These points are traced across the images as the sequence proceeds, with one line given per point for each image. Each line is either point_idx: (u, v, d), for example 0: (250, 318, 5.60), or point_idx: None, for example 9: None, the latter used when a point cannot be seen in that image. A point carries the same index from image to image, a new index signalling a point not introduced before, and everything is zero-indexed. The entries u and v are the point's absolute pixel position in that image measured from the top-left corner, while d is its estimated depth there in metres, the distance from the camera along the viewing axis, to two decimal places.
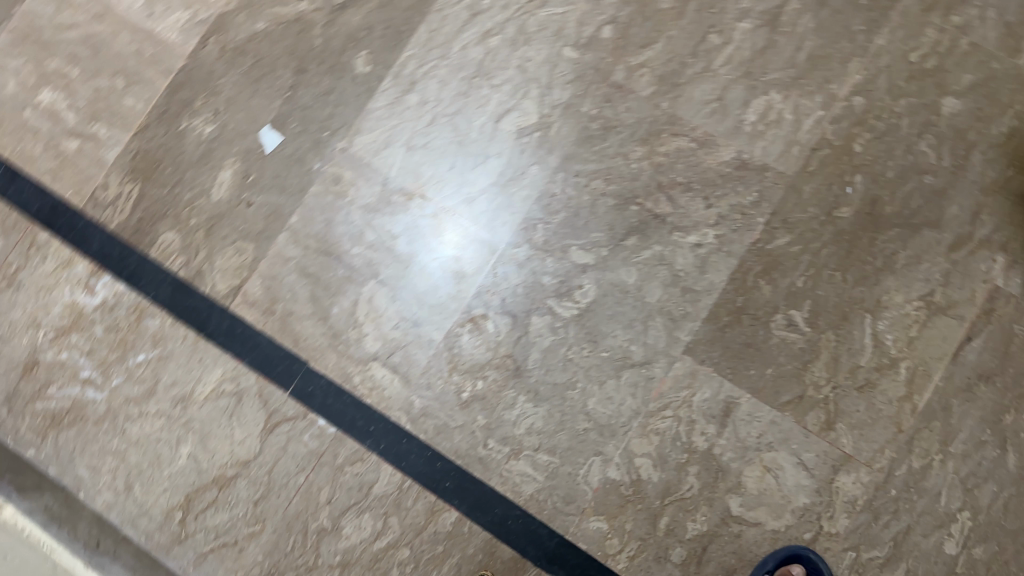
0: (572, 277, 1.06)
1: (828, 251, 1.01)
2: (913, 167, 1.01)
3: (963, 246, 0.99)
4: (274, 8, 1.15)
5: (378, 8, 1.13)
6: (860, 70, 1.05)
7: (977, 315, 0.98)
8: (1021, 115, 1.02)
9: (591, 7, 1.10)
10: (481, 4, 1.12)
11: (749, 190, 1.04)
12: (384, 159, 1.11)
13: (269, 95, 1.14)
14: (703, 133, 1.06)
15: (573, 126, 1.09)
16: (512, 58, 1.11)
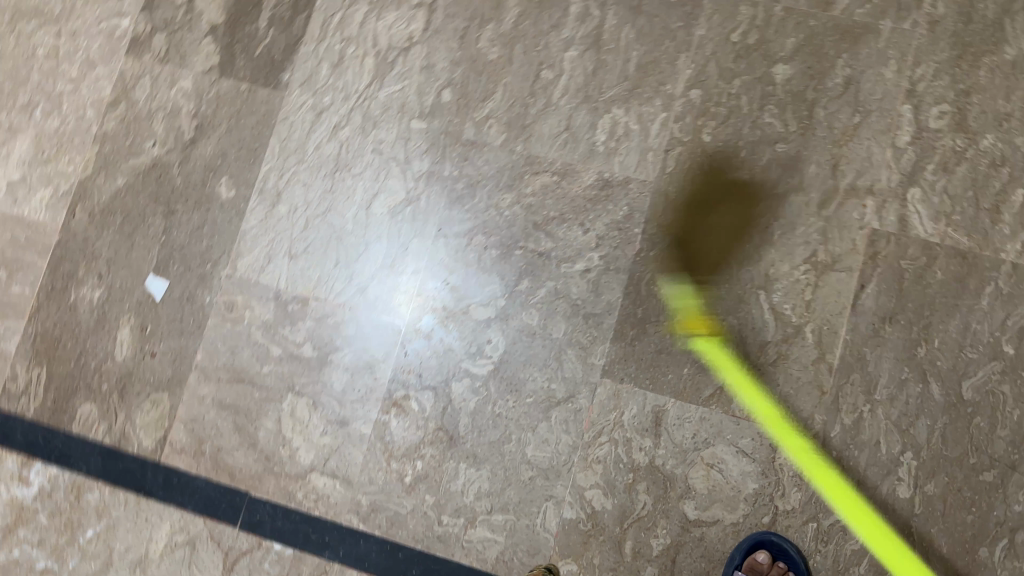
0: (479, 334, 1.07)
1: (707, 242, 1.04)
2: (763, 140, 1.05)
3: (832, 201, 1.02)
4: (130, 162, 1.18)
5: (227, 134, 1.16)
6: (689, 64, 1.08)
7: (864, 263, 1.00)
8: (851, 62, 1.04)
9: (426, 77, 1.14)
10: (324, 103, 1.15)
11: (619, 206, 1.07)
12: (271, 274, 1.12)
13: (146, 244, 1.16)
14: (561, 165, 1.10)
15: (440, 192, 1.12)
16: (366, 145, 1.14)
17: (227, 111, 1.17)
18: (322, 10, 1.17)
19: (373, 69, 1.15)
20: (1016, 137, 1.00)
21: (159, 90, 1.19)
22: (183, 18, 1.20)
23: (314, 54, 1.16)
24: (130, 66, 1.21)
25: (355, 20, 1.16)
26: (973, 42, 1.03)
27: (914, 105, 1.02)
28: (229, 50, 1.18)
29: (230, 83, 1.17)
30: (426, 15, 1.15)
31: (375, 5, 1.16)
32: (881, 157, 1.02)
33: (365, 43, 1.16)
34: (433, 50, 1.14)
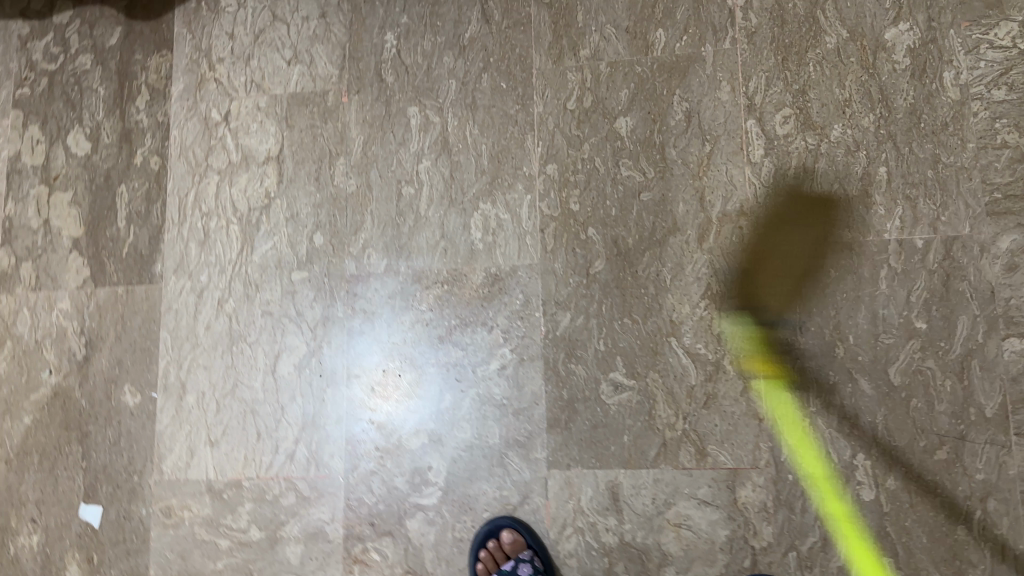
0: (418, 464, 1.05)
1: (606, 306, 1.04)
2: (628, 194, 1.06)
3: (710, 232, 1.02)
4: (30, 397, 1.15)
5: (117, 341, 1.14)
6: (537, 142, 1.10)
7: (758, 282, 1.00)
8: (686, 95, 1.06)
9: (293, 227, 1.13)
10: (201, 282, 1.14)
11: (514, 296, 1.07)
12: (198, 467, 1.09)
13: (69, 475, 1.12)
14: (448, 272, 1.09)
15: (339, 334, 1.10)
16: (254, 310, 1.12)
17: (111, 318, 1.15)
18: (174, 193, 1.17)
19: (240, 234, 1.14)
20: (862, 119, 1.01)
21: (40, 317, 1.17)
22: (43, 240, 1.19)
23: (179, 237, 1.15)
24: (6, 302, 1.19)
25: (209, 193, 1.16)
26: (793, 42, 1.04)
27: (757, 119, 1.04)
28: (96, 258, 1.17)
29: (106, 290, 1.16)
30: (275, 168, 1.15)
31: (224, 174, 1.16)
32: (741, 176, 1.03)
33: (225, 213, 1.15)
34: (292, 199, 1.14)
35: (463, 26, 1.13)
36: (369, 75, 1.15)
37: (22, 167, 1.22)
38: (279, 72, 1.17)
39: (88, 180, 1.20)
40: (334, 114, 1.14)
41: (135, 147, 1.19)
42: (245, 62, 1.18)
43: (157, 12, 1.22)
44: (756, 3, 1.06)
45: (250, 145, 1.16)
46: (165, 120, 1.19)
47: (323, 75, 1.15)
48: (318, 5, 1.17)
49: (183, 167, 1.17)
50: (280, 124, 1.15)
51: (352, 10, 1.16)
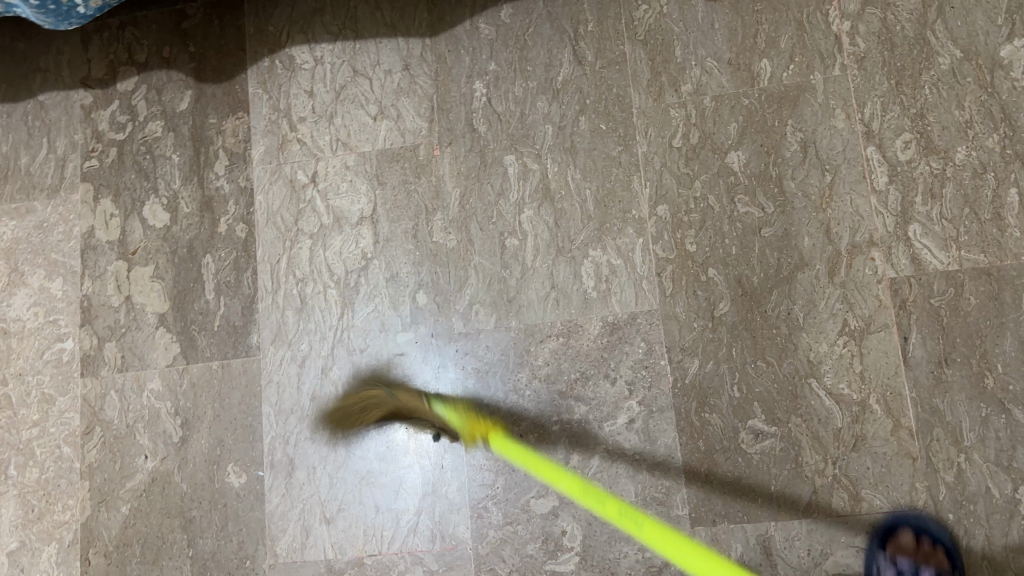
0: (549, 529, 1.00)
1: (737, 349, 1.00)
2: (747, 231, 1.02)
3: (840, 265, 0.99)
4: (126, 484, 1.10)
5: (215, 419, 1.09)
6: (644, 183, 1.06)
7: (897, 314, 0.97)
8: (799, 126, 1.03)
9: (394, 287, 1.09)
10: (302, 351, 1.09)
11: (636, 345, 1.02)
12: (314, 547, 1.04)
13: (175, 564, 1.06)
14: (563, 324, 1.04)
15: (453, 396, 1.04)
16: (361, 378, 1.07)
17: (207, 395, 1.10)
18: (265, 260, 1.12)
19: (339, 299, 1.09)
20: (986, 140, 0.98)
21: (130, 400, 1.12)
22: (126, 318, 1.14)
23: (274, 305, 1.11)
24: (91, 386, 1.13)
25: (302, 258, 1.11)
26: (905, 65, 1.02)
27: (876, 145, 1.01)
28: (186, 333, 1.12)
29: (200, 366, 1.11)
30: (371, 228, 1.11)
31: (317, 237, 1.12)
32: (867, 207, 1.00)
33: (321, 277, 1.10)
34: (391, 258, 1.10)
35: (555, 69, 1.10)
36: (461, 125, 1.12)
37: (96, 243, 1.17)
38: (366, 128, 1.14)
39: (170, 252, 1.15)
40: (427, 168, 1.11)
41: (218, 215, 1.14)
42: (328, 120, 1.15)
43: (228, 72, 1.18)
44: (862, 26, 1.03)
45: (342, 206, 1.12)
46: (247, 184, 1.15)
47: (412, 128, 1.13)
48: (400, 57, 1.14)
49: (272, 233, 1.13)
50: (371, 182, 1.12)
51: (436, 60, 1.13)
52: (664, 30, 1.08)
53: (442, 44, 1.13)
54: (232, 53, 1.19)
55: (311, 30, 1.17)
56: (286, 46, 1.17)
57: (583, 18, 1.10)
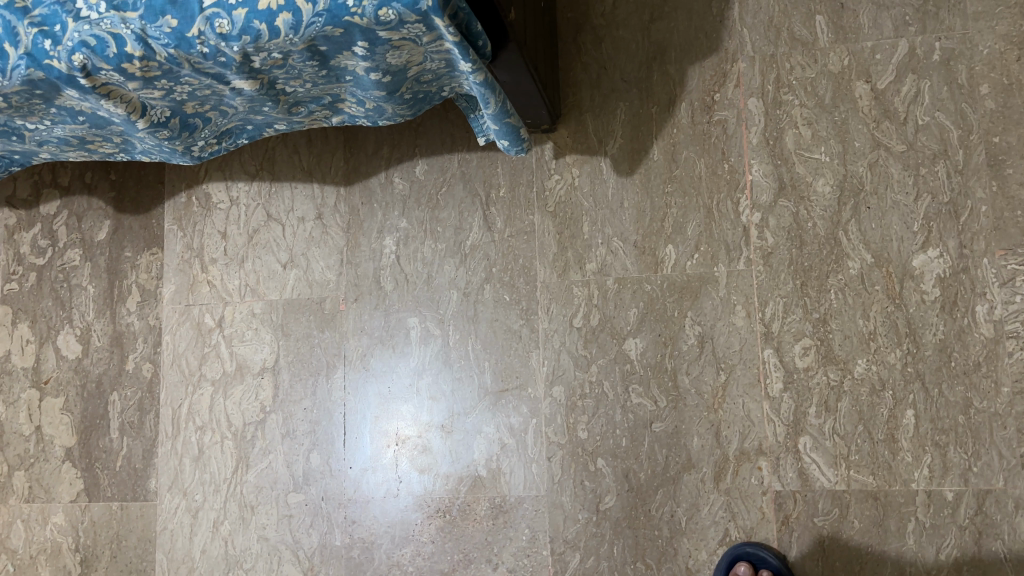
0: None
1: (618, 547, 0.99)
2: (638, 424, 1.00)
3: (726, 471, 0.97)
4: None
5: (112, 560, 1.11)
6: (543, 361, 1.03)
7: (778, 530, 0.95)
8: (698, 318, 1.00)
9: (289, 444, 1.09)
10: (196, 501, 1.10)
11: (519, 531, 1.01)
12: None
13: None
14: (449, 501, 1.04)
15: (338, 565, 1.05)
16: (251, 535, 1.08)
17: (105, 536, 1.12)
18: (168, 404, 1.13)
19: (235, 451, 1.10)
20: (888, 354, 0.95)
21: (34, 531, 1.14)
22: (35, 448, 1.16)
23: (173, 451, 1.12)
24: None
25: (203, 405, 1.12)
26: (813, 265, 0.98)
27: (775, 348, 0.98)
28: (89, 471, 1.13)
29: (100, 505, 1.12)
30: (272, 379, 1.11)
31: (218, 384, 1.12)
32: (759, 412, 0.97)
33: (220, 427, 1.11)
34: (289, 414, 1.09)
35: (465, 232, 1.08)
36: (367, 281, 1.10)
37: (11, 368, 1.18)
38: (275, 275, 1.13)
39: (79, 385, 1.16)
40: (331, 323, 1.10)
41: (127, 352, 1.15)
42: (239, 263, 1.14)
43: (146, 204, 1.17)
44: (773, 220, 1.00)
45: (246, 354, 1.12)
46: (157, 323, 1.15)
47: (320, 280, 1.11)
48: (314, 205, 1.13)
49: (176, 375, 1.13)
50: (275, 332, 1.11)
51: (349, 212, 1.11)
52: (574, 204, 1.05)
53: (356, 195, 1.11)
54: (151, 185, 1.18)
55: (230, 168, 1.16)
56: (203, 183, 1.16)
57: (496, 182, 1.07)
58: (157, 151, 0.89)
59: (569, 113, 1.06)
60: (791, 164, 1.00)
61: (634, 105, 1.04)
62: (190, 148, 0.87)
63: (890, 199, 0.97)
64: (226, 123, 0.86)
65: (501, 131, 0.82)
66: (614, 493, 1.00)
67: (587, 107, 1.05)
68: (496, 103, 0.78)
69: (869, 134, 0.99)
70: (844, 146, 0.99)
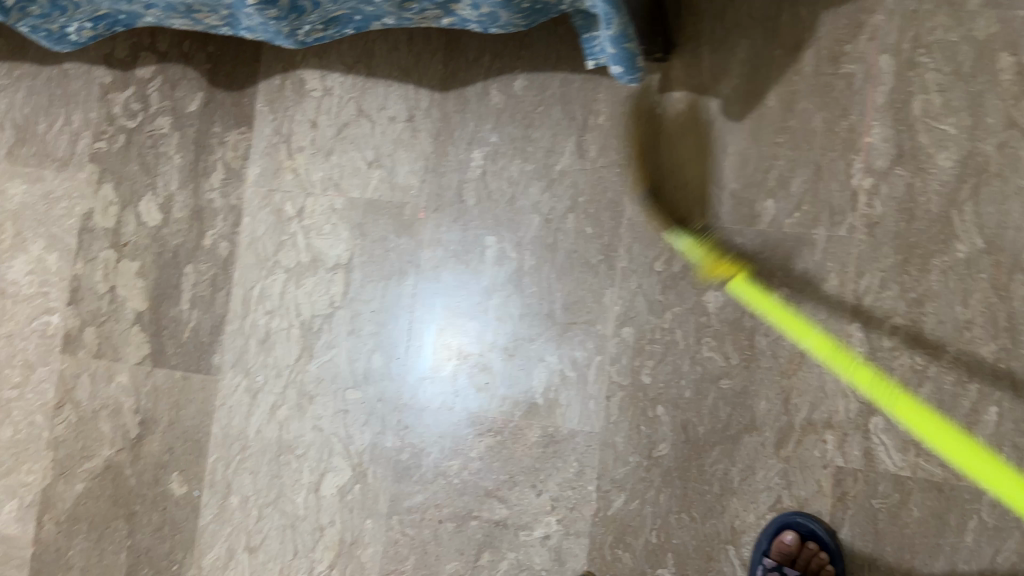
0: None
1: (665, 496, 0.98)
2: (705, 378, 0.98)
3: (789, 439, 0.95)
4: (85, 464, 1.17)
5: (171, 427, 1.14)
6: (616, 300, 1.01)
7: (833, 505, 0.93)
8: (786, 280, 0.96)
9: (354, 342, 1.10)
10: (257, 382, 1.12)
11: (568, 463, 1.01)
12: (234, 570, 1.10)
13: (114, 549, 1.15)
14: (503, 422, 1.04)
15: (385, 465, 1.07)
16: (305, 424, 1.10)
17: (166, 402, 1.15)
18: (240, 285, 1.14)
19: (300, 340, 1.12)
20: (981, 346, 0.91)
21: (99, 386, 1.17)
22: (108, 308, 1.18)
23: (240, 332, 1.14)
24: (68, 364, 1.19)
25: (274, 291, 1.13)
26: (919, 242, 0.93)
27: (862, 323, 0.94)
28: (157, 337, 1.16)
29: (164, 371, 1.15)
30: (344, 276, 1.11)
31: (292, 273, 1.13)
32: (834, 385, 0.94)
33: (289, 314, 1.12)
34: (357, 313, 1.10)
35: (555, 156, 1.04)
36: (451, 193, 1.08)
37: (93, 227, 1.20)
38: (358, 173, 1.12)
39: (156, 253, 1.17)
40: (409, 230, 1.09)
41: (206, 228, 1.16)
42: (324, 155, 1.13)
43: (240, 82, 1.16)
44: (885, 188, 0.95)
45: (322, 248, 1.12)
46: (238, 204, 1.15)
47: (403, 184, 1.10)
48: (406, 105, 1.10)
49: (251, 258, 1.14)
50: (353, 231, 1.11)
51: (441, 118, 1.09)
52: (675, 141, 1.00)
53: (450, 103, 1.09)
54: (246, 63, 1.16)
55: (327, 56, 1.13)
56: (298, 68, 1.14)
57: (597, 108, 1.03)
58: (262, 31, 0.87)
59: (685, 44, 1.00)
60: (914, 132, 0.94)
61: (757, 44, 0.99)
62: (295, 32, 0.85)
63: (1014, 185, 0.92)
64: (335, 10, 0.83)
65: (617, 56, 0.78)
66: (670, 443, 0.98)
67: (706, 39, 1.00)
68: (618, 26, 0.73)
69: (1004, 112, 0.93)
70: (975, 121, 0.93)
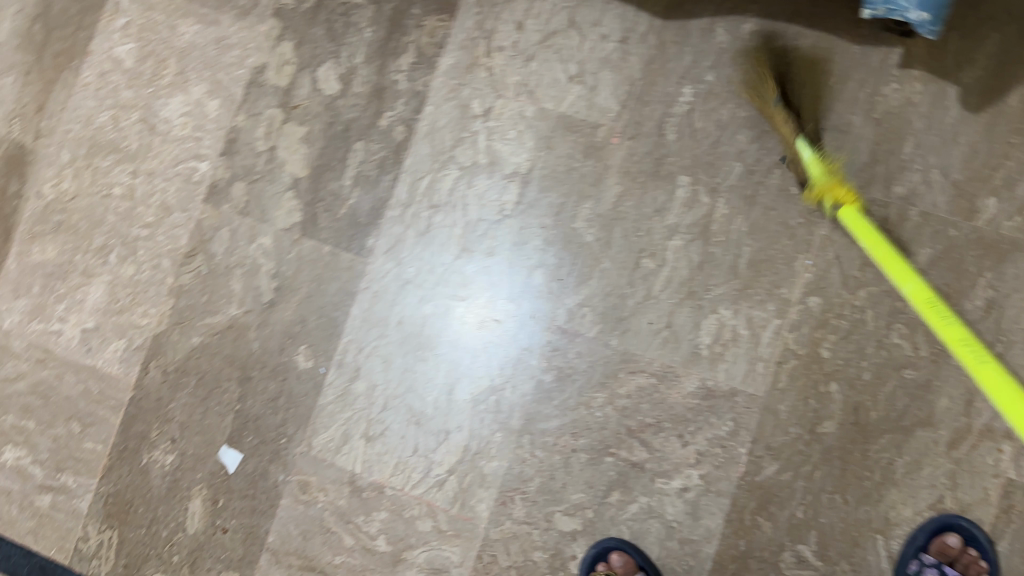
0: (563, 546, 1.01)
1: (821, 473, 0.95)
2: (889, 364, 0.95)
3: (964, 442, 0.93)
4: (206, 319, 1.13)
5: (307, 299, 1.11)
6: (809, 266, 0.98)
7: (996, 515, 0.92)
8: (995, 283, 0.95)
9: (518, 252, 1.07)
10: (408, 273, 1.10)
11: (722, 420, 0.98)
12: (347, 455, 1.08)
13: (220, 411, 1.11)
14: (660, 365, 1.00)
15: (527, 383, 1.05)
16: (450, 324, 1.08)
17: (308, 273, 1.11)
18: (409, 172, 1.11)
19: (461, 240, 1.09)
20: None
21: (238, 244, 1.13)
22: (263, 167, 1.14)
23: (400, 220, 1.10)
24: (208, 215, 1.15)
25: (443, 186, 1.10)
26: None
27: None
28: (311, 207, 1.12)
29: (313, 243, 1.12)
30: (520, 186, 1.08)
31: (466, 171, 1.09)
32: None
33: (455, 212, 1.09)
34: (526, 225, 1.07)
35: None
36: (651, 123, 1.04)
37: (263, 82, 1.16)
38: (556, 85, 1.07)
39: (327, 122, 1.13)
40: (598, 152, 1.05)
41: (384, 108, 1.12)
42: (524, 60, 1.09)
43: None
44: None
45: (502, 152, 1.09)
46: (423, 90, 1.11)
47: (602, 105, 1.06)
48: (622, 26, 1.06)
49: (426, 148, 1.11)
50: (539, 141, 1.08)
51: (657, 46, 1.04)
52: (904, 119, 0.97)
53: (671, 32, 1.04)
54: None
55: None
56: None
57: (827, 69, 1.00)
58: None
59: None
60: None
61: (1010, 41, 0.96)
62: None
63: None
64: None
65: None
66: (838, 422, 0.95)
67: (958, 24, 0.97)
68: None
69: None
70: None
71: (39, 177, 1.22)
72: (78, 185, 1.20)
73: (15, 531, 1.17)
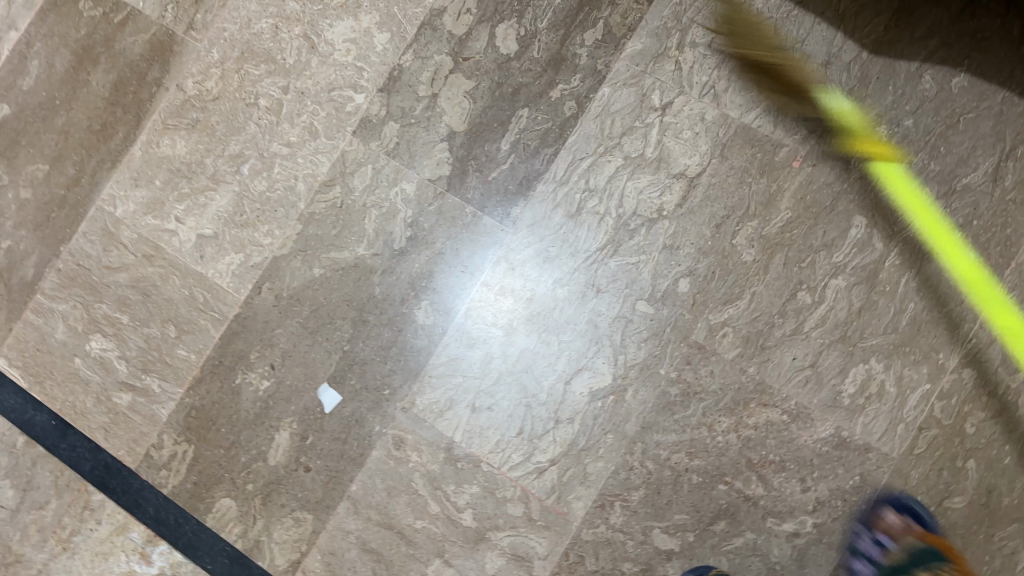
0: (655, 564, 0.99)
1: None
2: None
3: None
4: (331, 253, 1.10)
5: (440, 255, 1.07)
6: (971, 337, 0.96)
7: None
8: None
9: (667, 256, 1.03)
10: (549, 251, 1.06)
11: (850, 472, 0.96)
12: (449, 420, 1.05)
13: (328, 348, 1.08)
14: (795, 405, 0.98)
15: (650, 390, 1.01)
16: (583, 312, 1.04)
17: (446, 230, 1.08)
18: (571, 149, 1.06)
19: (610, 231, 1.04)
20: None
21: (380, 185, 1.10)
22: (421, 113, 1.11)
23: (551, 197, 1.06)
24: (355, 149, 1.11)
25: (604, 171, 1.05)
26: None
27: None
28: (463, 163, 1.09)
29: (457, 200, 1.08)
30: (684, 188, 1.04)
31: (630, 162, 1.05)
32: None
33: (609, 200, 1.05)
34: (682, 230, 1.03)
35: (966, 168, 0.98)
36: (837, 156, 1.01)
37: (438, 25, 1.11)
38: (745, 95, 1.03)
39: (495, 81, 1.09)
40: (774, 173, 1.02)
41: (559, 79, 1.07)
42: (716, 62, 1.04)
43: None
44: None
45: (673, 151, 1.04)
46: (603, 70, 1.07)
47: (788, 127, 1.02)
48: (827, 50, 1.02)
49: (594, 129, 1.06)
50: (713, 149, 1.04)
51: (859, 79, 1.01)
52: None
53: (877, 67, 1.00)
54: None
55: None
56: None
57: None
58: None
59: None
60: None
61: None
62: None
63: None
64: None
65: None
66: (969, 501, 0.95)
67: None
68: None
69: None
70: None
71: (182, 69, 1.16)
72: (222, 87, 1.16)
73: (86, 423, 1.13)
